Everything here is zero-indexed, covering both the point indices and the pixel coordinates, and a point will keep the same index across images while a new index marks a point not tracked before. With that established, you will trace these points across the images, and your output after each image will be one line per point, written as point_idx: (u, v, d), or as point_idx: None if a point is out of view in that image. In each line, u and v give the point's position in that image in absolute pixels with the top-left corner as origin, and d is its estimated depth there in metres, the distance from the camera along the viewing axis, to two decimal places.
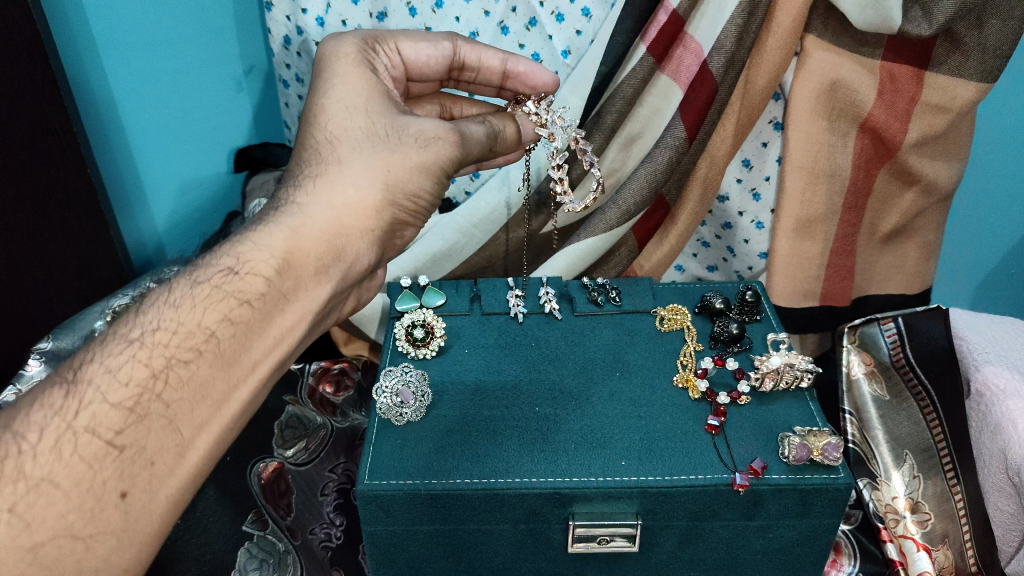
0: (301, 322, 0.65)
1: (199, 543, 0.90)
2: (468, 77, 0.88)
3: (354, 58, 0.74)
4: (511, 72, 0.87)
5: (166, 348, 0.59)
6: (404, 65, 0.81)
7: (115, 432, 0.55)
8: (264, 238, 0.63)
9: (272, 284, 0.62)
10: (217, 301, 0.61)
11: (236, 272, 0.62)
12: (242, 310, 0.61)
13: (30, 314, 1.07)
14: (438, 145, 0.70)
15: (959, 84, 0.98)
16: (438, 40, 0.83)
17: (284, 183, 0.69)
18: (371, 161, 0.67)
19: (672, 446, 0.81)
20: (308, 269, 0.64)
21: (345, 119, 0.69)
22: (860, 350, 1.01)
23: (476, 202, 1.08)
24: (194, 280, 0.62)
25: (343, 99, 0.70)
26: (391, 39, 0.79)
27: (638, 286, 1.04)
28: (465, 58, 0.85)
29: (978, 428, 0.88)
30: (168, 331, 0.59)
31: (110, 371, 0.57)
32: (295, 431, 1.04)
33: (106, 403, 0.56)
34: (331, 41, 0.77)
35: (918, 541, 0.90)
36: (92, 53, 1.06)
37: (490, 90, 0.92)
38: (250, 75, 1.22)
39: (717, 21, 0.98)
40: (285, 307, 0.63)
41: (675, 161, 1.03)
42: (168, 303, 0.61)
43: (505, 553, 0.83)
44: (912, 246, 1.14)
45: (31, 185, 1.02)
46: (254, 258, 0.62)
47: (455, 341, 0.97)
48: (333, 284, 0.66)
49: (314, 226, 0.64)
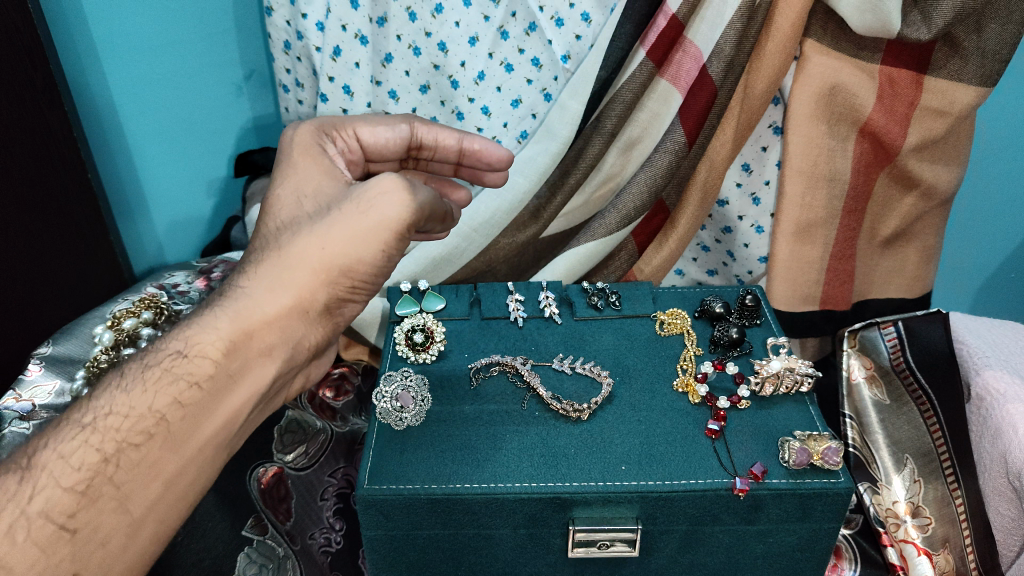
0: (248, 401, 0.68)
1: (199, 549, 0.86)
2: (426, 155, 0.88)
3: (309, 146, 0.77)
4: (467, 150, 0.87)
5: (117, 432, 0.62)
6: (363, 149, 0.84)
7: (68, 516, 0.60)
8: (210, 321, 0.66)
9: (220, 365, 0.65)
10: (168, 383, 0.64)
11: (185, 355, 0.65)
12: (191, 391, 0.64)
13: (30, 318, 1.08)
14: (382, 201, 0.67)
15: (958, 89, 0.99)
16: (395, 123, 0.84)
17: (237, 266, 0.72)
18: (308, 242, 0.67)
19: (672, 451, 0.81)
20: (253, 351, 0.67)
21: (293, 206, 0.71)
22: (860, 353, 0.98)
23: (476, 205, 1.07)
24: (146, 364, 0.65)
25: (299, 189, 0.73)
26: (348, 125, 0.83)
27: (638, 290, 1.03)
28: (422, 138, 0.86)
29: (978, 433, 0.90)
30: (120, 415, 0.63)
31: (63, 457, 0.61)
32: (295, 436, 1.02)
33: (58, 487, 0.60)
34: (286, 131, 0.81)
35: (918, 546, 0.90)
36: (92, 58, 1.07)
37: (446, 169, 0.92)
38: (250, 80, 1.20)
39: (717, 26, 0.98)
40: (233, 386, 0.67)
41: (675, 165, 1.04)
42: (120, 388, 0.64)
43: (505, 558, 0.83)
44: (911, 250, 1.15)
45: (34, 194, 1.04)
46: (200, 341, 0.65)
47: (455, 345, 0.96)
48: (278, 365, 0.68)
49: (255, 304, 0.67)
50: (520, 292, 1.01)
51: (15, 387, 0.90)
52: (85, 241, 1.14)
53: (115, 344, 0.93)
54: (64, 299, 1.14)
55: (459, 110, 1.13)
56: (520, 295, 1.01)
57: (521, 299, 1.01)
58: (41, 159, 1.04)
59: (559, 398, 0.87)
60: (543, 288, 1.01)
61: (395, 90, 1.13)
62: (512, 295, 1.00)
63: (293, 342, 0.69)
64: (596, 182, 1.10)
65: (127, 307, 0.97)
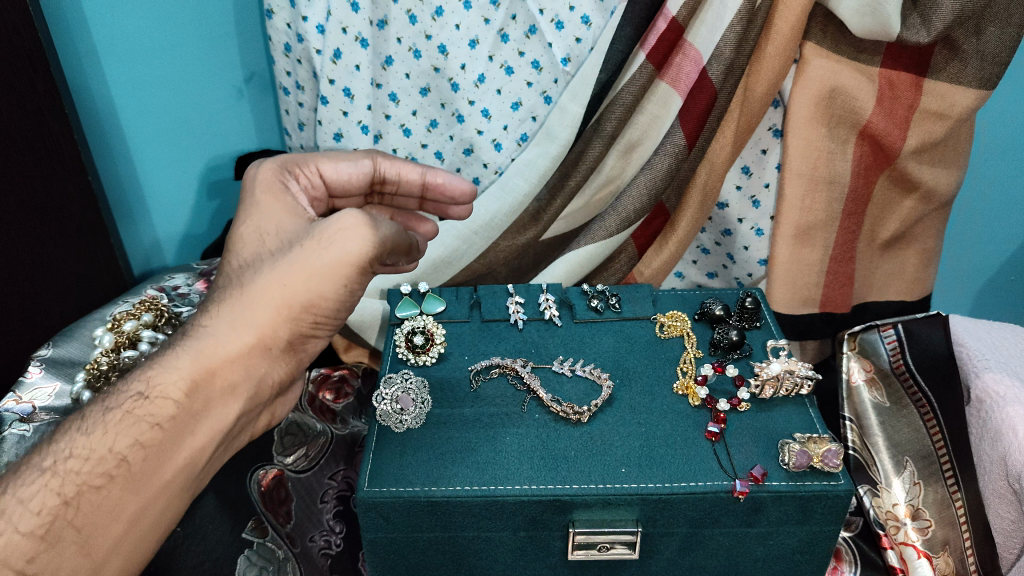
0: (211, 442, 0.66)
1: (198, 551, 0.87)
2: (390, 190, 0.89)
3: (272, 183, 0.78)
4: (430, 184, 0.87)
5: (78, 476, 0.61)
6: (326, 184, 0.85)
7: (26, 561, 0.59)
8: (170, 360, 0.65)
9: (182, 406, 0.64)
10: (129, 425, 0.63)
11: (146, 396, 0.63)
12: (153, 432, 0.63)
13: (29, 317, 1.10)
14: (343, 238, 0.67)
15: (958, 92, 0.99)
16: (357, 159, 0.85)
17: (198, 308, 0.71)
18: (269, 280, 0.67)
19: (672, 454, 0.81)
20: (216, 389, 0.66)
21: (255, 244, 0.72)
22: (860, 356, 0.98)
23: (477, 208, 1.08)
24: (106, 407, 0.64)
25: (261, 226, 0.74)
26: (312, 161, 0.84)
27: (638, 292, 1.03)
28: (385, 173, 0.87)
29: (978, 435, 0.90)
30: (80, 458, 0.62)
31: (22, 501, 0.60)
32: (295, 438, 1.02)
33: (16, 532, 0.59)
34: (249, 168, 0.81)
35: (918, 549, 0.90)
36: (93, 60, 1.07)
37: (411, 203, 0.91)
38: (250, 83, 1.20)
39: (716, 29, 0.99)
40: (196, 427, 0.65)
41: (675, 167, 1.04)
42: (80, 431, 0.63)
43: (505, 560, 0.83)
44: (911, 253, 1.15)
45: (34, 195, 1.05)
46: (162, 381, 0.64)
47: (455, 348, 0.96)
48: (242, 403, 0.68)
49: (218, 342, 0.66)
50: (519, 295, 1.02)
51: (15, 390, 0.90)
52: (84, 243, 1.13)
53: (115, 346, 0.92)
54: (63, 298, 1.14)
55: (459, 113, 1.13)
56: (518, 296, 1.02)
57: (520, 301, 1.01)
58: (41, 162, 1.04)
59: (558, 401, 0.87)
60: (543, 293, 1.01)
61: (395, 92, 1.12)
62: (511, 297, 1.01)
63: (257, 380, 0.68)
64: (597, 184, 1.10)
65: (126, 309, 0.97)
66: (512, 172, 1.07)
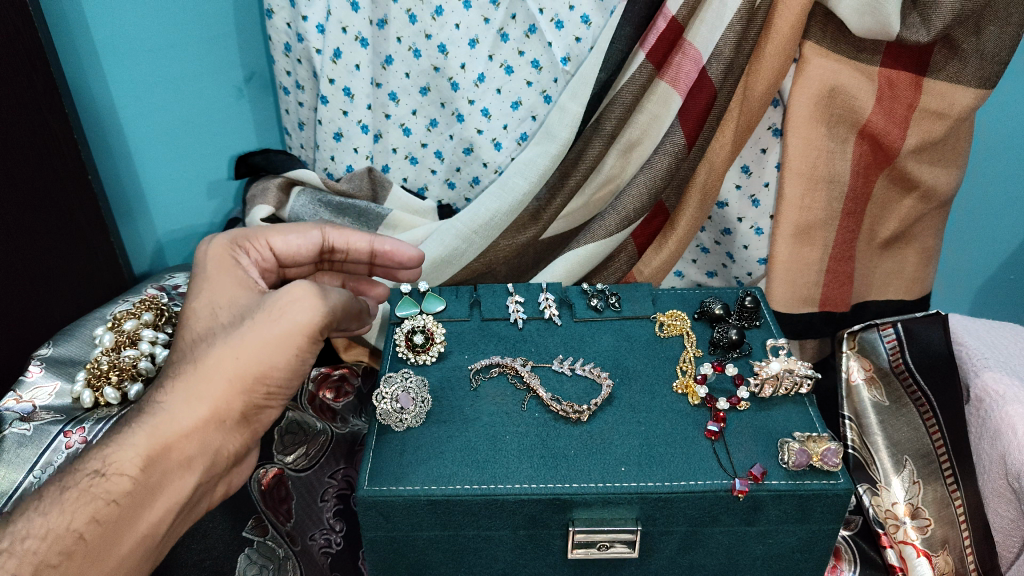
0: (167, 515, 0.68)
1: (199, 549, 0.88)
2: (340, 257, 0.93)
3: (224, 259, 0.82)
4: (378, 250, 0.91)
5: (36, 555, 0.62)
6: (277, 256, 0.88)
7: None
8: (125, 439, 0.67)
9: (138, 480, 0.66)
10: (86, 502, 0.65)
11: (102, 473, 0.66)
12: (109, 509, 0.65)
13: (32, 316, 1.09)
14: (293, 308, 0.72)
15: (958, 91, 1.00)
16: (307, 231, 0.88)
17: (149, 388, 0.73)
18: (222, 351, 0.70)
19: (672, 452, 0.81)
20: (173, 464, 0.68)
21: (207, 318, 0.76)
22: (859, 355, 0.98)
23: (477, 208, 1.08)
24: (63, 485, 0.66)
25: (213, 301, 0.77)
26: (261, 235, 0.86)
27: (637, 291, 1.03)
28: (333, 242, 0.90)
29: (978, 434, 0.91)
30: (37, 537, 0.63)
31: None
32: (295, 437, 1.02)
33: None
34: (202, 245, 0.84)
35: (918, 547, 0.90)
36: (92, 58, 1.08)
37: (361, 268, 0.96)
38: (250, 82, 1.19)
39: (716, 28, 0.99)
40: (153, 501, 0.67)
41: (674, 167, 1.04)
42: (37, 510, 0.64)
43: (505, 559, 0.83)
44: (911, 252, 1.15)
45: (34, 195, 1.05)
46: (118, 459, 0.66)
47: (455, 346, 0.97)
48: (197, 477, 0.69)
49: (172, 419, 0.68)
50: (520, 295, 1.02)
51: (15, 389, 0.89)
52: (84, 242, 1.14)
53: (115, 345, 0.93)
54: (67, 300, 1.15)
55: (459, 112, 1.12)
56: (518, 296, 1.02)
57: (521, 300, 1.01)
58: (41, 161, 1.04)
59: (558, 400, 0.87)
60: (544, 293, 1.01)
61: (395, 92, 1.13)
62: (512, 298, 1.01)
63: (213, 454, 0.70)
64: (596, 184, 1.10)
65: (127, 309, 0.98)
66: (512, 172, 1.07)
